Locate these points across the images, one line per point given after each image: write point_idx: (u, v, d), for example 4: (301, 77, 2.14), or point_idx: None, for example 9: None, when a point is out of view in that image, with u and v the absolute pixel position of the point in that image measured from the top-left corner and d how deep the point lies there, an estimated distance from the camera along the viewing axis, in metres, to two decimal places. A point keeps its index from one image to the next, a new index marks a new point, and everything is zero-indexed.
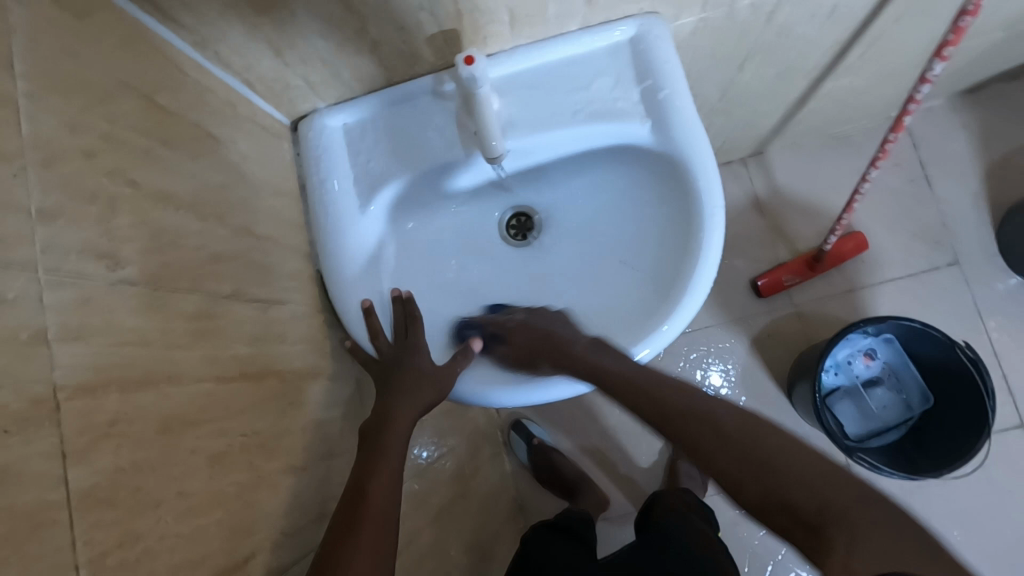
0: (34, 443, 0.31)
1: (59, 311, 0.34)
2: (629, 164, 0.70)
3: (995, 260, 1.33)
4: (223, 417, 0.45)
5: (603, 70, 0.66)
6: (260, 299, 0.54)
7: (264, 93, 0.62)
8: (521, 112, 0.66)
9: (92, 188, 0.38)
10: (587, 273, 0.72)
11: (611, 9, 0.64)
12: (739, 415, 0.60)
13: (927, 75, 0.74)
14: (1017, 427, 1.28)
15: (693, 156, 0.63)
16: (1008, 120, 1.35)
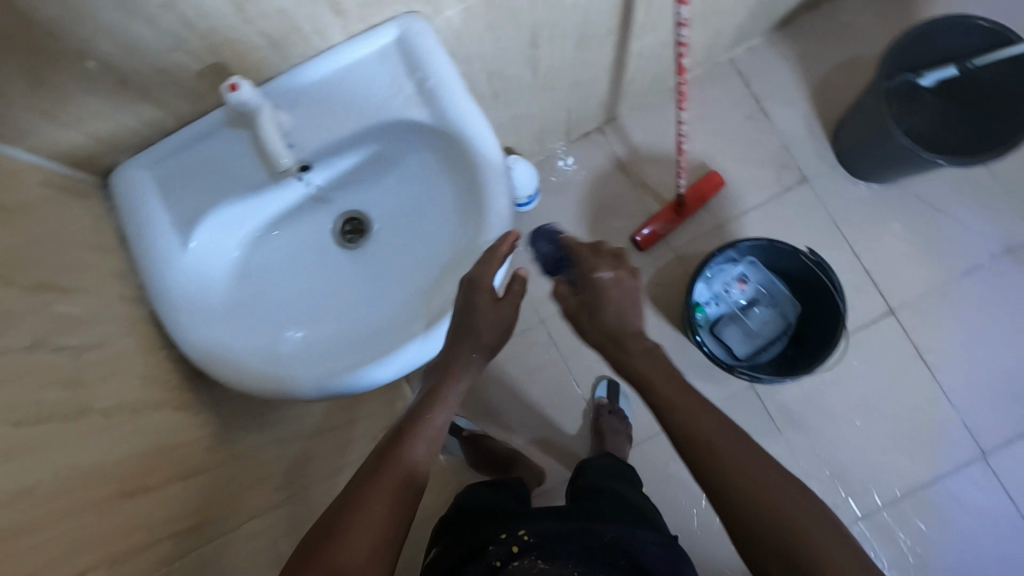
0: None
1: None
2: (429, 153, 0.76)
3: (837, 170, 1.46)
4: (31, 455, 0.49)
5: (377, 73, 0.71)
6: (71, 346, 0.57)
7: (54, 157, 0.65)
8: (311, 127, 0.71)
9: None
10: (416, 258, 0.77)
11: (368, 17, 0.69)
12: (734, 439, 0.64)
13: (681, 19, 0.83)
14: (886, 314, 1.40)
15: (470, 136, 0.70)
16: (819, 44, 1.48)
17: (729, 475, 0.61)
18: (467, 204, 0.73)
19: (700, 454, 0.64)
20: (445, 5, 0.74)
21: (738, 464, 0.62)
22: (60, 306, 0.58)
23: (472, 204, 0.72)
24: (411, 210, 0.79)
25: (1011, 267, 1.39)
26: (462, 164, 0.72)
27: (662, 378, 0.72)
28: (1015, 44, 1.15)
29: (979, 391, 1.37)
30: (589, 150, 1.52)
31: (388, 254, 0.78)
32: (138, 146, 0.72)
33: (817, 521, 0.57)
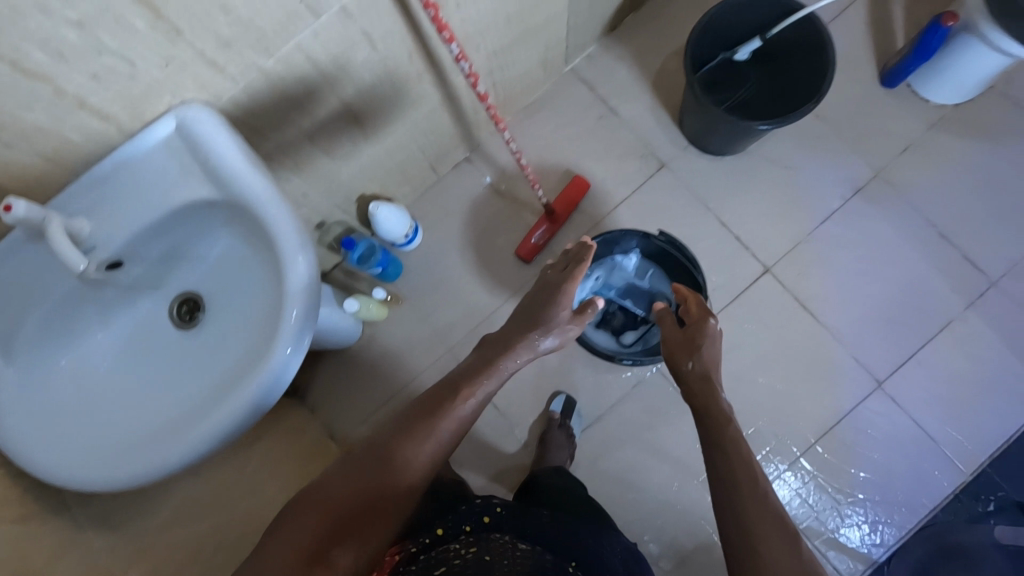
0: None
1: None
2: (235, 224, 0.81)
3: (690, 151, 1.55)
4: None
5: (165, 163, 0.76)
6: None
7: None
8: (112, 225, 0.75)
9: None
10: (245, 324, 0.81)
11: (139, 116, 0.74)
12: (749, 473, 0.84)
13: (458, 55, 0.91)
14: (764, 273, 1.48)
15: (262, 203, 0.76)
16: (647, 41, 1.60)
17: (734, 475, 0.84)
18: (274, 265, 0.78)
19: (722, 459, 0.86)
20: (220, 90, 0.79)
21: (741, 465, 0.85)
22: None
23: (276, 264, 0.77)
24: (235, 279, 0.84)
25: (862, 206, 1.49)
26: (262, 230, 0.77)
27: (709, 394, 0.96)
28: (798, 10, 1.26)
29: (863, 324, 1.45)
30: (461, 180, 1.59)
31: (221, 325, 0.82)
32: None
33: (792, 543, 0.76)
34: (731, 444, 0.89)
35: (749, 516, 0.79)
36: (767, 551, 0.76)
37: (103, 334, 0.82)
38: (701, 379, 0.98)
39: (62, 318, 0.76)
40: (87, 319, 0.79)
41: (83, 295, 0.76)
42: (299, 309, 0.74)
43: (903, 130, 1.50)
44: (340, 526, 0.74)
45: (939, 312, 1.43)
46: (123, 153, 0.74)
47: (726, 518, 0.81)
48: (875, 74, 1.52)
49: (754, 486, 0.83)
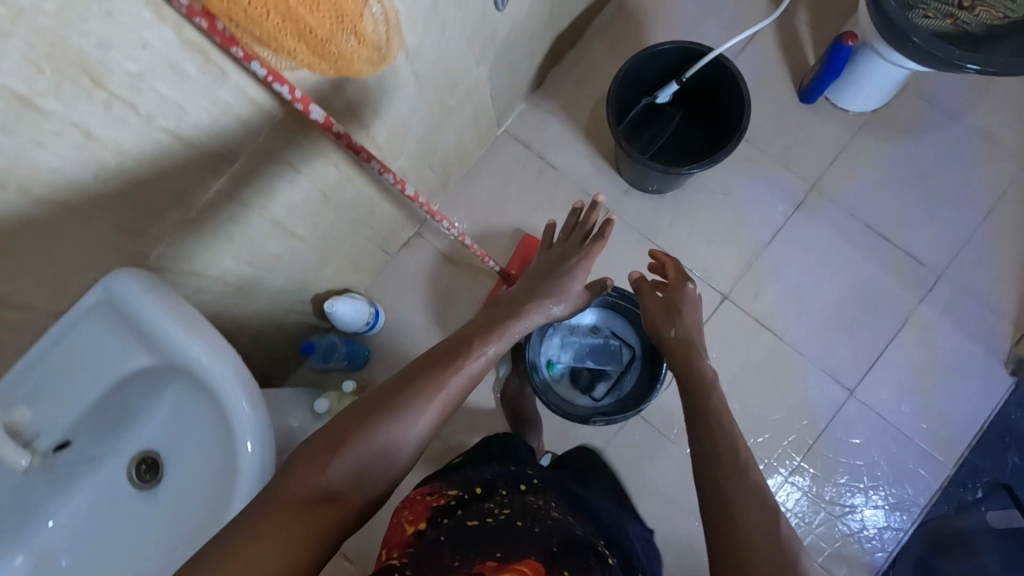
0: None
1: None
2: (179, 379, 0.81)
3: (632, 192, 1.58)
4: None
5: (100, 338, 0.76)
6: None
7: None
8: (53, 409, 0.74)
9: None
10: (204, 480, 0.80)
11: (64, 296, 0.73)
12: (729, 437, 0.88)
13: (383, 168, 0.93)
14: (723, 300, 1.50)
15: (200, 365, 0.77)
16: (573, 92, 1.64)
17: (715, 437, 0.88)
18: (218, 420, 0.79)
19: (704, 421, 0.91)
20: (144, 250, 0.79)
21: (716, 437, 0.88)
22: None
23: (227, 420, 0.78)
24: (184, 433, 0.84)
25: (804, 220, 1.52)
26: (205, 389, 0.78)
27: (687, 361, 1.03)
28: (707, 53, 1.31)
29: (825, 336, 1.48)
30: (414, 256, 1.60)
31: (178, 484, 0.82)
32: None
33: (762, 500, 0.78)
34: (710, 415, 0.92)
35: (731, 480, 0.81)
36: (748, 510, 0.77)
37: (62, 513, 0.80)
38: (680, 343, 1.06)
39: (10, 517, 0.73)
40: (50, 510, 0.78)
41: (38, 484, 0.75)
42: (255, 466, 0.75)
43: (829, 141, 1.55)
44: (355, 461, 0.74)
45: (893, 310, 1.46)
46: (56, 347, 0.73)
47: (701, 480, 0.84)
48: (794, 91, 1.58)
49: (733, 460, 0.84)
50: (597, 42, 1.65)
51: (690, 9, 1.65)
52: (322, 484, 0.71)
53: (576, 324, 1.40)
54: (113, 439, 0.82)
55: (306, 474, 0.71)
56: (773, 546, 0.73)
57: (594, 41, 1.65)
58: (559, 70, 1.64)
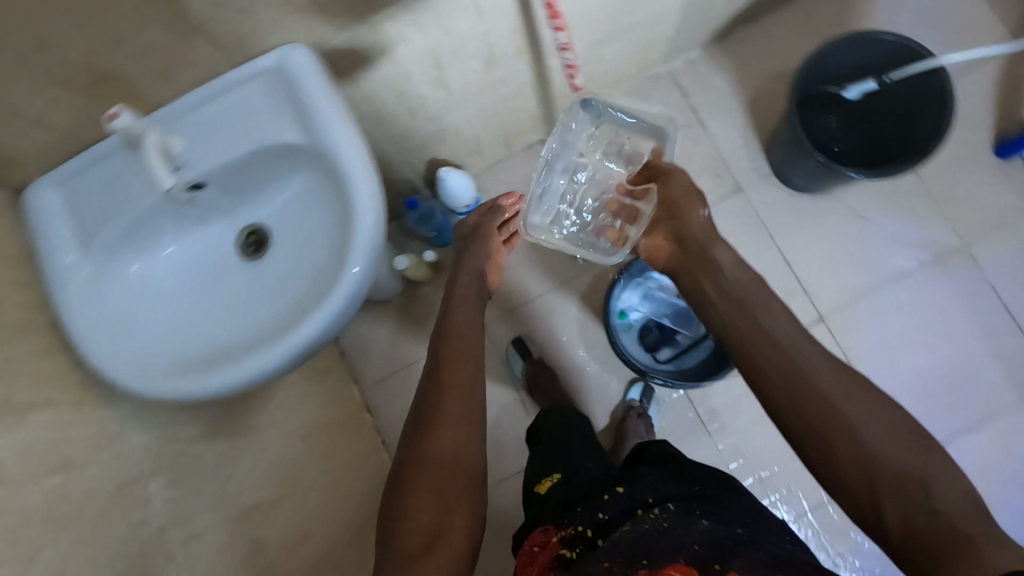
0: None
1: None
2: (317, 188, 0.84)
3: (771, 180, 1.48)
4: None
5: (264, 115, 0.78)
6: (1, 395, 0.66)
7: (43, 227, 0.79)
8: (196, 152, 0.78)
9: None
10: (289, 271, 0.84)
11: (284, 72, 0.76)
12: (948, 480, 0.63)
13: (565, 44, 0.90)
14: (817, 322, 1.42)
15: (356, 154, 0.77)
16: (752, 57, 1.52)
17: (836, 439, 0.68)
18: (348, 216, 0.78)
19: (816, 432, 0.70)
20: (324, 35, 0.80)
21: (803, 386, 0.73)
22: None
23: (332, 236, 0.81)
24: (311, 219, 0.85)
25: (938, 277, 1.41)
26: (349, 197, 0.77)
27: (735, 285, 0.86)
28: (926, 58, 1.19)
29: (903, 395, 1.39)
30: (530, 160, 1.55)
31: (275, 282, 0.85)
32: (88, 217, 0.79)
33: (903, 459, 0.65)
34: (804, 375, 0.73)
35: (849, 421, 0.68)
36: (880, 452, 0.65)
37: (191, 236, 0.87)
38: (791, 377, 0.74)
39: (154, 220, 0.82)
40: (67, 195, 0.80)
41: (105, 169, 0.79)
42: (336, 299, 0.76)
43: (1004, 204, 1.40)
44: (438, 505, 0.78)
45: (988, 400, 1.37)
46: (195, 65, 0.75)
47: (852, 466, 0.66)
48: (990, 140, 1.42)
49: (855, 403, 0.70)
50: (802, 13, 1.51)
51: (910, 16, 1.50)
52: (439, 505, 0.78)
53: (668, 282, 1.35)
54: (238, 178, 0.82)
55: (421, 455, 0.82)
56: (890, 482, 0.64)
57: (799, 11, 1.52)
58: (748, 30, 1.53)
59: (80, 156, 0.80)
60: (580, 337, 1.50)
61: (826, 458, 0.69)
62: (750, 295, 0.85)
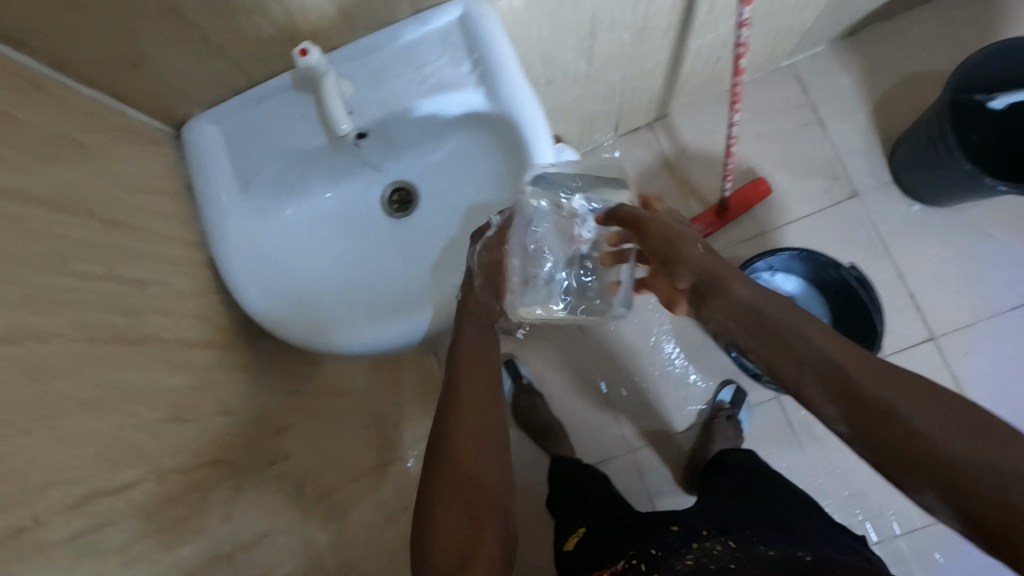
0: (98, 421, 0.50)
1: (52, 375, 0.47)
2: (477, 145, 0.80)
3: (890, 187, 1.42)
4: (130, 410, 0.54)
5: (440, 64, 0.74)
6: (172, 331, 0.63)
7: (199, 162, 0.76)
8: (367, 98, 0.75)
9: (37, 283, 0.49)
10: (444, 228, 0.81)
11: (462, 22, 0.73)
12: None
13: (744, 19, 0.84)
14: (927, 340, 1.36)
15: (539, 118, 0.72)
16: (882, 56, 1.45)
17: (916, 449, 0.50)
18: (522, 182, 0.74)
19: (883, 440, 0.52)
20: None
21: (821, 362, 0.56)
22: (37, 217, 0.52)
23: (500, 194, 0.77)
24: (469, 178, 0.81)
25: None
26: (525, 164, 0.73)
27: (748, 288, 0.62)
28: None
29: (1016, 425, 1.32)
30: (636, 146, 1.51)
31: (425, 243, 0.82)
32: (246, 153, 0.77)
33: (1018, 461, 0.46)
34: (823, 358, 0.56)
35: (895, 403, 0.52)
36: (941, 440, 0.49)
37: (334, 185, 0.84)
38: (829, 368, 0.56)
39: (312, 164, 0.79)
40: (227, 132, 0.77)
41: (270, 108, 0.76)
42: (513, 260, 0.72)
43: None
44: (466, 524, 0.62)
45: None
46: (377, 7, 0.71)
47: (906, 459, 0.50)
48: None
49: (883, 378, 0.54)
50: (941, 14, 1.43)
51: None
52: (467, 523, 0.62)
53: (779, 284, 1.29)
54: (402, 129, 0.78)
55: (442, 469, 0.66)
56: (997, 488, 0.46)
57: (938, 11, 1.44)
58: (881, 27, 1.45)
59: (245, 92, 0.76)
60: (671, 330, 1.46)
61: (879, 454, 0.52)
62: (772, 297, 0.61)
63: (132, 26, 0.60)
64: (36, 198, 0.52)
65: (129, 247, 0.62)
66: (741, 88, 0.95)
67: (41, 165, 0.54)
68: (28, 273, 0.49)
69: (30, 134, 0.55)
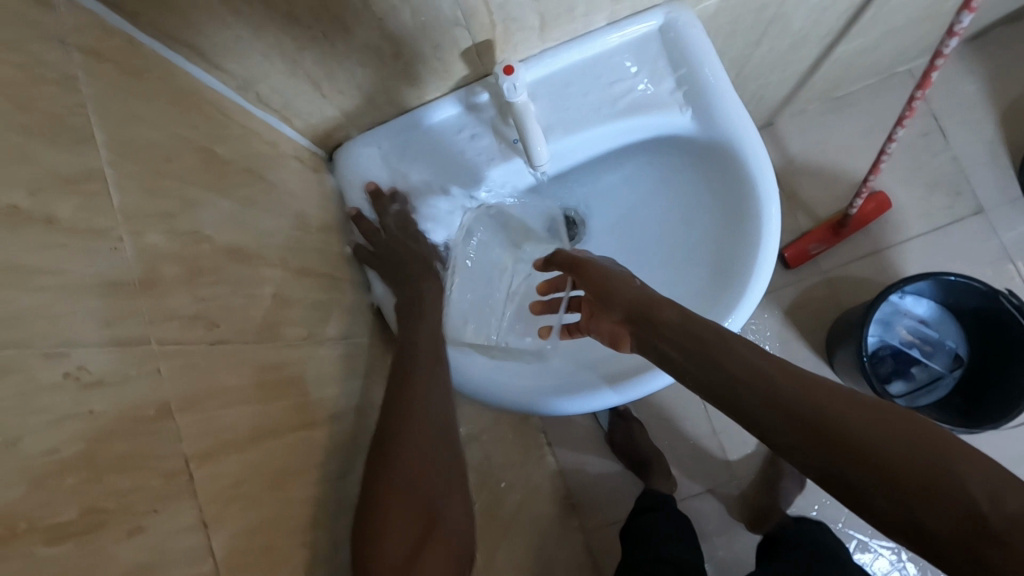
0: (320, 529, 0.41)
1: (282, 479, 0.39)
2: (665, 172, 0.71)
3: (1018, 203, 1.32)
4: (340, 508, 0.45)
5: (639, 82, 0.65)
6: (354, 395, 0.55)
7: (355, 193, 0.66)
8: (554, 118, 0.65)
9: (257, 361, 0.41)
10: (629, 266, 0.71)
11: (665, 34, 0.64)
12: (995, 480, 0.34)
13: (954, 29, 0.75)
14: None
15: (757, 143, 0.64)
16: (1008, 63, 1.36)
17: (863, 449, 0.37)
18: (734, 214, 0.65)
19: (816, 441, 0.38)
20: None
21: (739, 371, 0.43)
22: (252, 280, 0.44)
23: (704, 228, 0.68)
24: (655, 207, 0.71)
25: None
26: (740, 194, 0.64)
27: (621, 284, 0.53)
28: None
29: None
30: None
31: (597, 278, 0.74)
32: (408, 182, 0.66)
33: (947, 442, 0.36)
34: (723, 350, 0.44)
35: (836, 408, 0.38)
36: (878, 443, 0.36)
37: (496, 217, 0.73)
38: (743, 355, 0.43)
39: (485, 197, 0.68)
40: (388, 156, 0.66)
41: (440, 131, 0.66)
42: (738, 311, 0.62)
43: None
44: (413, 535, 0.46)
45: None
46: (577, 17, 0.62)
47: (861, 475, 0.36)
48: None
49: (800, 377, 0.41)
50: None
51: None
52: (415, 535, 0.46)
53: (913, 307, 1.19)
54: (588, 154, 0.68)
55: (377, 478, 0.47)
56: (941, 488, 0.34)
57: None
58: (1006, 32, 1.36)
59: (410, 111, 0.66)
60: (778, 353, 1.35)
61: (801, 458, 0.39)
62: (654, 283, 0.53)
63: (325, 42, 0.51)
64: (248, 254, 0.45)
65: (317, 300, 0.54)
66: (922, 101, 0.86)
67: (238, 210, 0.46)
68: (256, 351, 0.41)
69: (231, 175, 0.47)
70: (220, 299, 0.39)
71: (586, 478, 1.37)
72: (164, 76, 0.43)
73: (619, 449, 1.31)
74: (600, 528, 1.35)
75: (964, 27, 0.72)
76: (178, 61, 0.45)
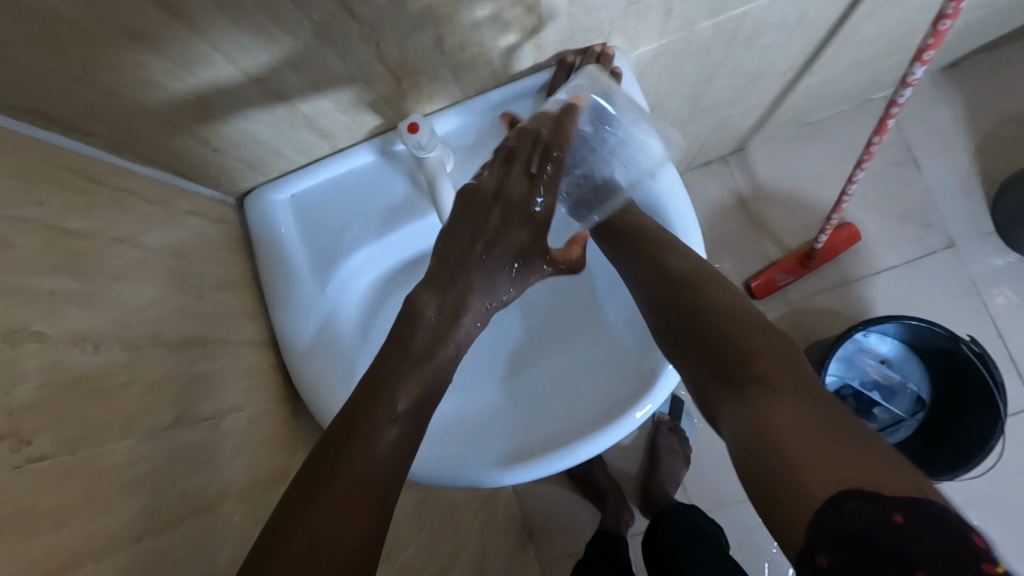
0: None
1: None
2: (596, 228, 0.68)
3: (990, 237, 1.29)
4: None
5: None
6: (240, 475, 0.51)
7: (263, 246, 0.63)
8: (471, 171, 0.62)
9: (85, 468, 0.37)
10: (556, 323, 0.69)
11: None
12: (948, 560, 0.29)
13: (909, 77, 0.71)
14: None
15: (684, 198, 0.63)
16: (986, 92, 1.32)
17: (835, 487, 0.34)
18: None
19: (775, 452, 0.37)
20: (644, 39, 0.63)
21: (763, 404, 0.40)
22: (97, 372, 0.41)
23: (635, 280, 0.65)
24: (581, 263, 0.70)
25: None
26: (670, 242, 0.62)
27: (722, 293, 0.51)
28: None
29: None
30: (709, 181, 1.38)
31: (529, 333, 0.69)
32: (318, 233, 0.63)
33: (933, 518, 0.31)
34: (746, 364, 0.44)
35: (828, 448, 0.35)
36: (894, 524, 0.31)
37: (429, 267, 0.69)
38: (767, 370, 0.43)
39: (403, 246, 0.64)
40: (302, 210, 0.63)
41: (356, 181, 0.63)
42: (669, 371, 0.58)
43: None
44: None
45: None
46: (495, 66, 0.58)
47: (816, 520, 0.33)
48: None
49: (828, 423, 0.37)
50: None
51: None
52: None
53: (875, 347, 1.15)
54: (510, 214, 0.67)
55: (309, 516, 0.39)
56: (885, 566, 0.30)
57: None
58: (984, 60, 1.33)
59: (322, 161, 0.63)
60: None
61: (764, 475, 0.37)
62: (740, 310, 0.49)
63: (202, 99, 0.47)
64: (95, 340, 0.41)
65: (199, 373, 0.50)
66: (879, 146, 0.82)
67: (90, 288, 0.42)
68: (90, 456, 0.38)
69: (85, 250, 0.43)
70: (42, 402, 0.36)
71: (543, 508, 1.34)
72: (0, 149, 0.39)
73: (575, 481, 1.29)
74: (557, 561, 1.32)
75: (917, 78, 0.68)
76: (23, 128, 0.41)
